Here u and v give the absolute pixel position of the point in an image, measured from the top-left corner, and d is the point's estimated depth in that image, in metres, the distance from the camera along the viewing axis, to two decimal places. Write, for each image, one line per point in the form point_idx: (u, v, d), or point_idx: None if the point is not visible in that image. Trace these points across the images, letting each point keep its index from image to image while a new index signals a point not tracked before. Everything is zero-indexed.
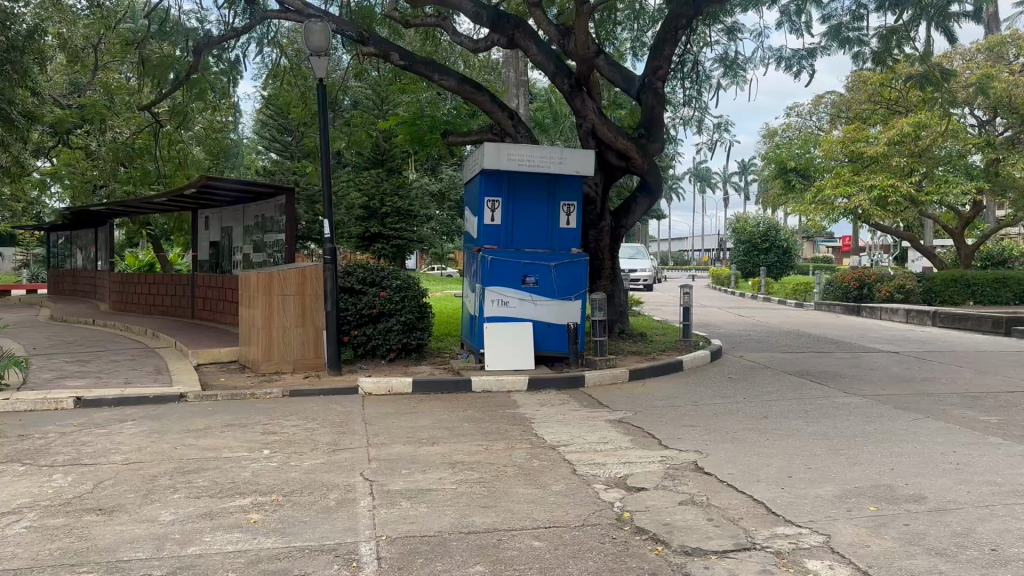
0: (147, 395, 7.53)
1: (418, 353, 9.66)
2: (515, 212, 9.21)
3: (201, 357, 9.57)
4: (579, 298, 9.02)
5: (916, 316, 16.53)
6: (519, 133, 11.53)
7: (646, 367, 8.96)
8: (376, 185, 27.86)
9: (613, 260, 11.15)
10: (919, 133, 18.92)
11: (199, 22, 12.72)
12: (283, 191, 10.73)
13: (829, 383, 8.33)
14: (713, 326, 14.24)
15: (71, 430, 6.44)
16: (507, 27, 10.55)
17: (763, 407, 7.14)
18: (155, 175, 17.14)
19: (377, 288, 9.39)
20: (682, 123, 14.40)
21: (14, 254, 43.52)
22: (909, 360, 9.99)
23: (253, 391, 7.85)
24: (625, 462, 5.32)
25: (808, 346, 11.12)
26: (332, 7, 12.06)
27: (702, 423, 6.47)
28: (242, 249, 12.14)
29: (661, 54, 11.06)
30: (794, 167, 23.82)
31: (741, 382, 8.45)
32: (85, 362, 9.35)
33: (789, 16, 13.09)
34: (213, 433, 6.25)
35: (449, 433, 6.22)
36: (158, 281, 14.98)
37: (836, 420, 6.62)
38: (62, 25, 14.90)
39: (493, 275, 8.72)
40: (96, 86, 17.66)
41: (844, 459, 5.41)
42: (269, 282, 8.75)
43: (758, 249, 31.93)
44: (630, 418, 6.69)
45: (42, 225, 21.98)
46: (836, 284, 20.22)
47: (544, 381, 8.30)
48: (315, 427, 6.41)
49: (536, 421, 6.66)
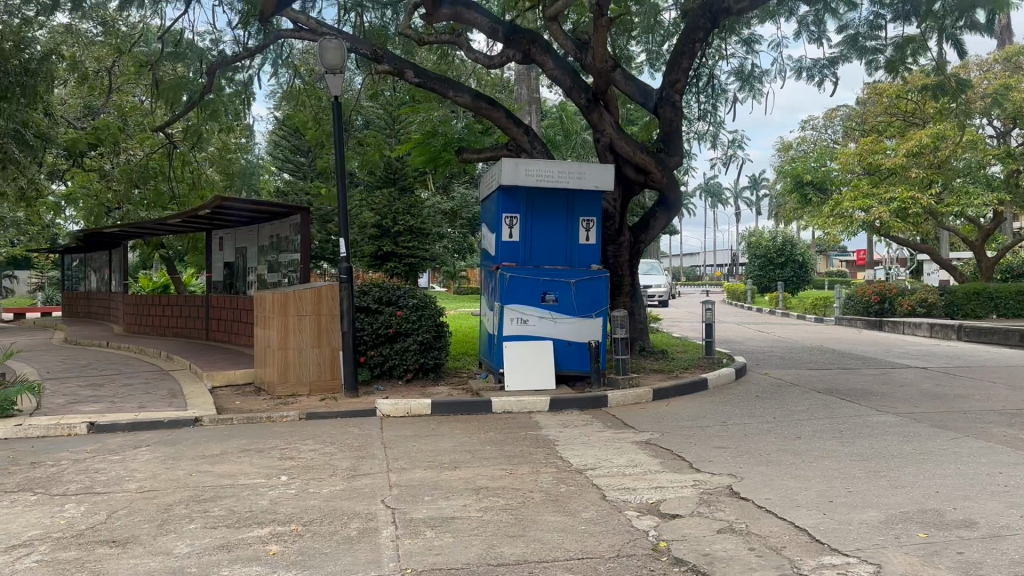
0: (161, 419, 7.37)
1: (435, 373, 9.48)
2: (534, 229, 9.06)
3: (216, 380, 9.41)
4: (600, 316, 8.83)
5: (940, 330, 16.23)
6: (535, 149, 11.39)
7: (671, 386, 8.74)
8: (388, 205, 27.74)
9: (633, 276, 10.99)
10: (938, 144, 18.71)
11: (213, 43, 12.68)
12: (298, 211, 10.59)
13: (860, 401, 8.09)
14: (734, 342, 14.00)
15: (85, 457, 6.29)
16: (522, 42, 10.48)
17: (795, 427, 6.91)
18: (169, 196, 17.12)
19: (394, 307, 9.23)
20: (696, 137, 14.24)
21: (29, 278, 43.86)
22: (939, 375, 9.73)
23: (269, 414, 7.69)
24: (657, 487, 5.11)
25: (834, 363, 10.86)
26: (345, 26, 12.00)
27: (733, 445, 6.26)
28: (256, 269, 12.03)
29: (679, 67, 10.94)
30: (810, 180, 23.61)
31: (770, 401, 8.22)
32: (99, 385, 9.22)
33: (806, 26, 12.94)
34: (229, 458, 6.09)
35: (472, 457, 6.03)
36: (173, 303, 14.89)
37: (873, 440, 6.39)
38: (77, 46, 14.92)
39: (511, 292, 8.57)
40: (111, 109, 17.68)
41: (885, 481, 5.19)
42: (285, 301, 8.61)
43: (773, 263, 31.62)
44: (657, 440, 6.48)
45: (56, 248, 21.99)
46: (856, 298, 19.93)
47: (566, 401, 8.09)
48: (333, 452, 6.23)
49: (561, 443, 6.45)
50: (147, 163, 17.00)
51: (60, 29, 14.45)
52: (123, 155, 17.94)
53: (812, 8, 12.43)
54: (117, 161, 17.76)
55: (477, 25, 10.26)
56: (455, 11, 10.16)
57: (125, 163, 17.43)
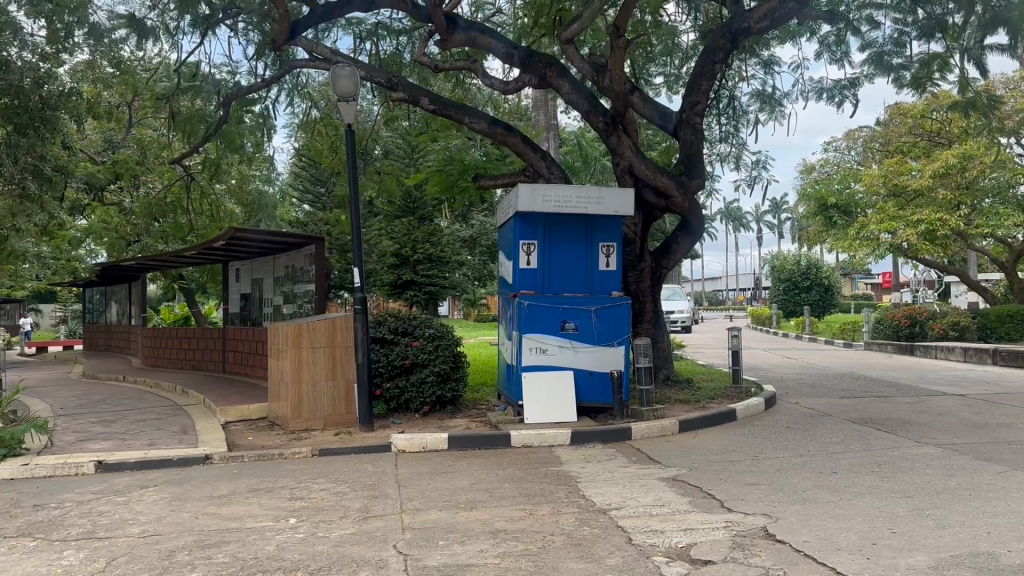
0: (170, 457, 7.15)
1: (452, 406, 9.19)
2: (553, 256, 8.81)
3: (229, 415, 9.20)
4: (623, 344, 8.53)
5: (974, 354, 15.74)
6: (552, 174, 11.13)
7: (698, 418, 8.41)
8: (408, 233, 27.79)
9: (656, 303, 10.71)
10: (965, 165, 18.34)
11: (229, 74, 12.66)
12: (313, 240, 10.42)
13: (898, 432, 7.70)
14: (761, 370, 13.59)
15: (90, 498, 6.07)
16: (538, 66, 10.30)
17: (830, 461, 6.56)
18: (187, 228, 17.11)
19: (409, 337, 9.02)
20: (718, 159, 13.96)
21: (53, 312, 44.34)
22: (979, 404, 9.30)
23: (281, 450, 7.44)
24: (686, 529, 4.80)
25: (866, 391, 10.46)
26: (360, 55, 11.94)
27: (766, 481, 5.92)
28: (273, 300, 11.85)
29: (699, 89, 10.73)
30: (834, 203, 23.23)
31: (802, 433, 7.86)
32: (110, 422, 9.03)
33: (828, 46, 12.70)
34: (237, 499, 5.84)
35: (490, 496, 5.73)
36: (190, 336, 14.76)
37: (914, 474, 6.03)
38: (95, 83, 14.97)
39: (530, 321, 8.31)
40: (130, 143, 17.73)
41: (931, 521, 4.84)
42: (299, 333, 8.39)
43: (798, 287, 31.07)
44: (684, 476, 6.16)
45: (77, 282, 22.05)
46: (885, 322, 19.44)
47: (588, 434, 7.79)
48: (345, 491, 5.97)
49: (583, 480, 6.16)
50: (166, 196, 17.03)
51: (80, 65, 14.50)
52: (143, 188, 17.94)
53: (833, 28, 12.19)
54: (136, 195, 17.82)
55: (493, 51, 10.16)
56: (469, 36, 10.11)
57: (144, 197, 17.43)
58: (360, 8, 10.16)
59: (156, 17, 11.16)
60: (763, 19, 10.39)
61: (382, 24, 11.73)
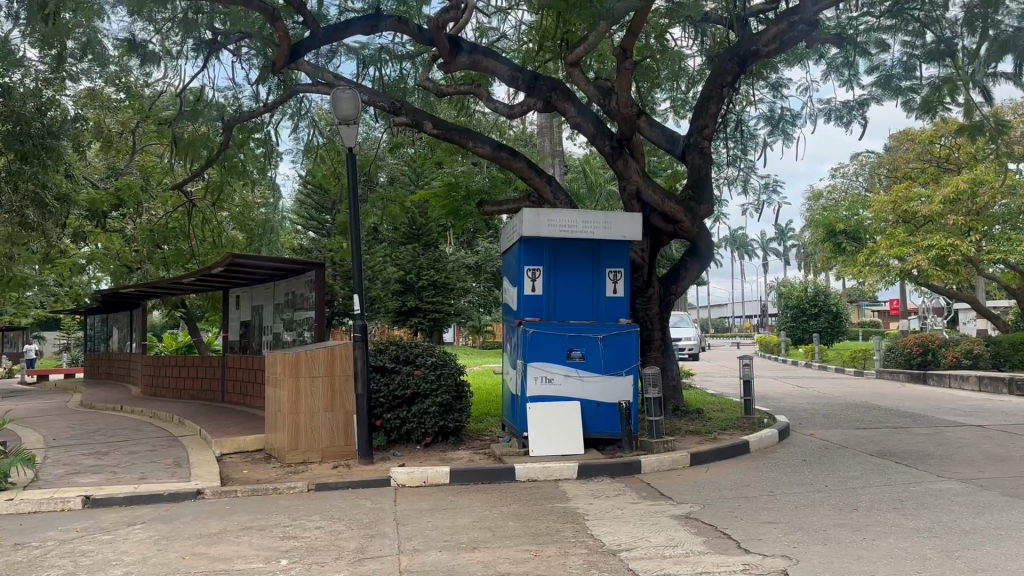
0: (161, 492, 6.87)
1: (455, 437, 8.90)
2: (559, 281, 8.57)
3: (225, 447, 8.92)
4: (631, 373, 8.27)
5: (990, 383, 15.38)
6: (558, 200, 10.92)
7: (709, 451, 8.11)
8: (412, 259, 27.63)
9: (664, 330, 10.45)
10: (975, 190, 18.09)
11: (232, 98, 12.50)
12: (313, 266, 10.19)
13: (918, 465, 7.39)
14: (773, 399, 13.25)
15: (73, 536, 5.78)
16: (544, 89, 10.13)
17: (850, 497, 6.26)
18: (189, 254, 16.94)
19: (411, 366, 8.77)
20: (726, 183, 13.75)
21: (57, 340, 44.40)
22: (999, 435, 8.96)
23: (276, 485, 7.16)
24: (701, 571, 4.50)
25: (882, 422, 10.13)
26: (364, 81, 11.79)
27: (784, 519, 5.63)
28: (273, 328, 11.63)
29: (707, 113, 10.54)
30: (843, 229, 23.00)
31: (819, 466, 7.55)
32: (102, 454, 8.78)
33: (836, 68, 12.49)
34: (227, 538, 5.56)
35: (493, 535, 5.44)
36: (189, 364, 14.54)
37: (939, 512, 5.73)
38: (101, 109, 14.86)
39: (536, 349, 8.05)
40: (134, 169, 17.59)
41: (961, 563, 4.55)
42: (297, 361, 8.15)
43: (806, 314, 30.69)
44: (697, 513, 5.87)
45: (80, 311, 21.87)
46: (897, 350, 19.08)
47: (595, 468, 7.49)
48: (340, 530, 5.68)
49: (591, 517, 5.87)
50: (167, 222, 16.87)
51: (84, 92, 14.38)
52: (145, 215, 17.73)
53: (841, 51, 12.03)
54: (139, 221, 17.67)
55: (498, 74, 9.99)
56: (473, 59, 9.91)
57: (146, 223, 17.22)
58: (363, 30, 10.00)
59: (160, 45, 11.02)
60: (772, 42, 10.24)
61: (385, 48, 11.57)
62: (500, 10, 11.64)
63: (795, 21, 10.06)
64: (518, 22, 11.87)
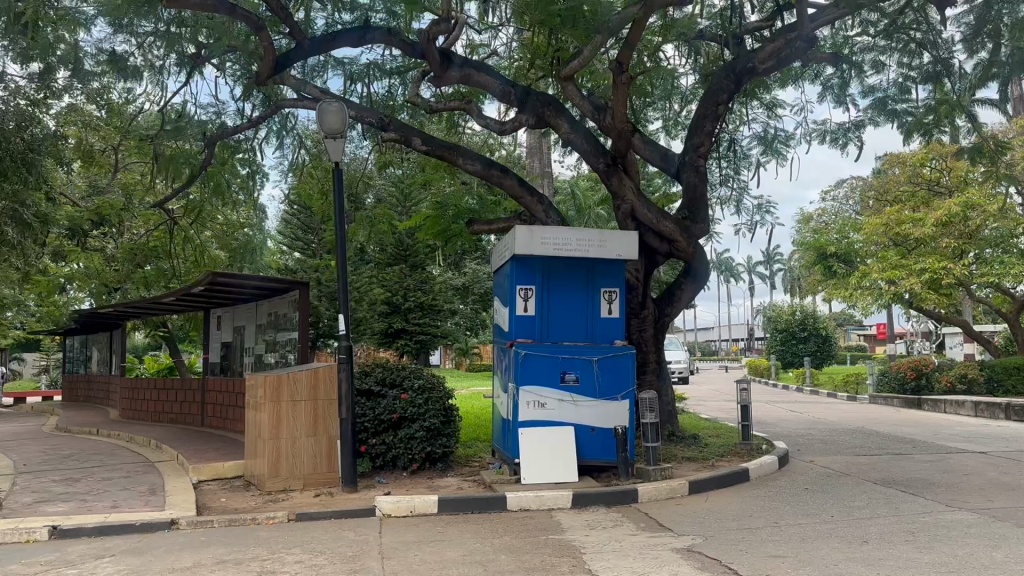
0: (133, 522, 6.50)
1: (444, 463, 8.56)
2: (552, 302, 8.29)
3: (202, 474, 8.56)
4: (626, 398, 7.97)
5: (986, 409, 15.17)
6: (548, 218, 10.65)
7: (709, 479, 7.82)
8: (399, 280, 27.28)
9: (659, 353, 10.21)
10: (968, 214, 17.91)
11: (214, 114, 12.17)
12: (297, 285, 9.84)
13: (925, 494, 7.13)
14: (768, 424, 12.99)
15: (36, 571, 5.41)
16: (536, 105, 9.92)
17: (858, 528, 5.98)
18: (170, 272, 16.55)
19: (398, 389, 8.45)
20: (719, 203, 13.54)
21: (35, 362, 43.67)
22: (1004, 462, 8.72)
23: (255, 515, 6.80)
24: None
25: (883, 448, 9.88)
26: (351, 97, 11.55)
27: (792, 553, 5.34)
28: (255, 350, 11.28)
29: (702, 130, 10.33)
30: (834, 252, 22.87)
31: (823, 495, 7.27)
32: (74, 481, 8.37)
33: (831, 90, 12.35)
34: (202, 573, 5.21)
35: (485, 570, 5.12)
36: (169, 387, 14.13)
37: (955, 545, 5.44)
38: (82, 126, 14.50)
39: (527, 372, 7.76)
40: (116, 187, 17.18)
41: None
42: (279, 383, 7.83)
43: (795, 338, 30.56)
44: (699, 546, 5.58)
45: (58, 331, 21.37)
46: (891, 374, 18.87)
47: (590, 497, 7.18)
48: (322, 564, 5.34)
49: (588, 551, 5.56)
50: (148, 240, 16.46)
51: (66, 108, 13.98)
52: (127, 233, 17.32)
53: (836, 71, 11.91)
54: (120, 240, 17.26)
55: (489, 88, 9.77)
56: (465, 73, 9.71)
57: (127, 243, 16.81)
58: (352, 41, 9.78)
59: (142, 57, 10.69)
60: (769, 59, 10.11)
61: (374, 63, 11.31)
62: (491, 27, 11.45)
63: (793, 38, 9.91)
64: (510, 38, 11.67)
